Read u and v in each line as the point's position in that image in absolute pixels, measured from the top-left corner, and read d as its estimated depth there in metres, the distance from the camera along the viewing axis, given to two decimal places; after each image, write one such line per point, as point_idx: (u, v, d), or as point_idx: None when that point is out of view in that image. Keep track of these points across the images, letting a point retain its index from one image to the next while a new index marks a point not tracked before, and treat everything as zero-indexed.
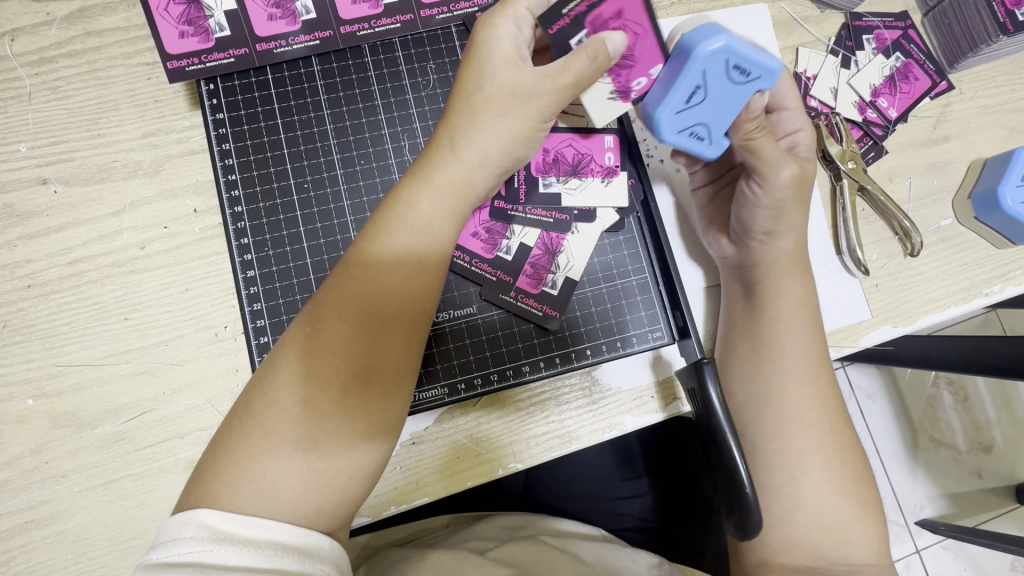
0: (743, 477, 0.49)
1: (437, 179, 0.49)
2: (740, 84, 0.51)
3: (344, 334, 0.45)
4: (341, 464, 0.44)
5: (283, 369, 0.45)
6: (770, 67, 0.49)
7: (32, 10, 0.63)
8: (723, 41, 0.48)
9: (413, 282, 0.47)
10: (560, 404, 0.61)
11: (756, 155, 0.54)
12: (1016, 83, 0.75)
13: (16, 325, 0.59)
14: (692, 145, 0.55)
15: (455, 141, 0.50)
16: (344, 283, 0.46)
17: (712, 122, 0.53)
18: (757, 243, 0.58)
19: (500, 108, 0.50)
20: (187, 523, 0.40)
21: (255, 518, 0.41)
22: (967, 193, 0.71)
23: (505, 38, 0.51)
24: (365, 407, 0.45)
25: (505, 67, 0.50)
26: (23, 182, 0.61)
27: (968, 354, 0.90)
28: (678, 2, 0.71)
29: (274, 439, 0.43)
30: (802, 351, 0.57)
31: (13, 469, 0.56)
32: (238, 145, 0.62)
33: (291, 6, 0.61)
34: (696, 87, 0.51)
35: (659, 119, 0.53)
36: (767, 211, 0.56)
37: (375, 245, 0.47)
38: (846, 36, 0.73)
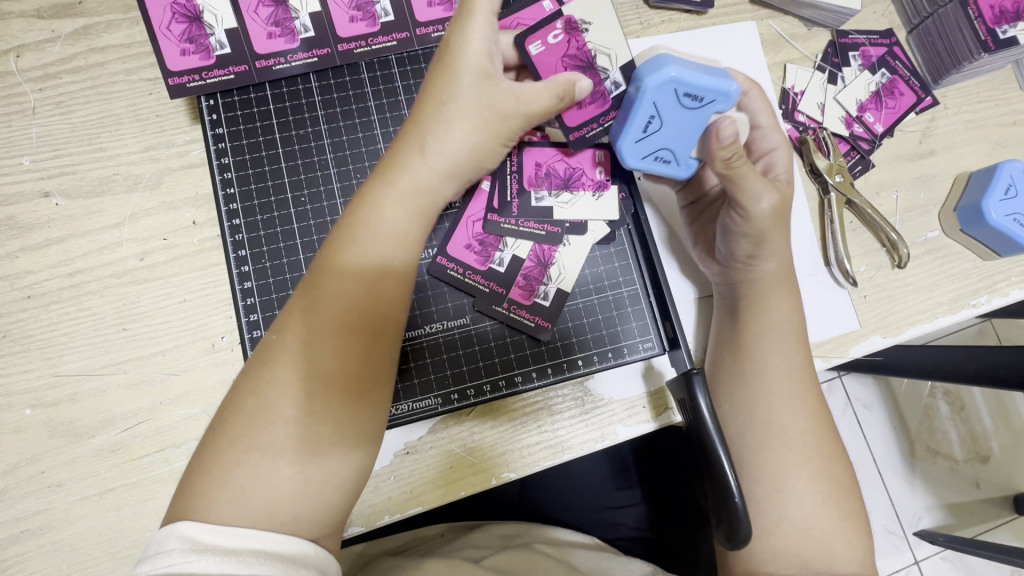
0: (732, 486, 0.50)
1: (402, 183, 0.50)
2: (691, 109, 0.55)
3: (314, 339, 0.46)
4: (314, 469, 0.44)
5: (256, 376, 0.45)
6: (720, 90, 0.53)
7: (38, 27, 0.65)
8: (667, 75, 0.53)
9: (379, 283, 0.49)
10: (552, 413, 0.62)
11: (736, 183, 0.54)
12: (1000, 98, 0.76)
13: (15, 334, 0.60)
14: (658, 168, 0.59)
15: (422, 145, 0.51)
16: (312, 287, 0.47)
17: (675, 146, 0.58)
18: (740, 265, 0.59)
19: (468, 119, 0.51)
20: (169, 536, 0.41)
21: (232, 527, 0.41)
22: (952, 206, 0.72)
23: (470, 46, 0.51)
24: (334, 407, 0.45)
25: (474, 78, 0.51)
26: (25, 195, 0.62)
27: (960, 365, 0.91)
28: (669, 20, 0.73)
29: (249, 445, 0.44)
30: (788, 362, 0.58)
31: (9, 478, 0.57)
32: (236, 159, 0.63)
33: (290, 24, 0.63)
34: (651, 117, 0.56)
35: (621, 149, 0.58)
36: (748, 239, 0.57)
37: (345, 250, 0.48)
38: (833, 53, 0.75)
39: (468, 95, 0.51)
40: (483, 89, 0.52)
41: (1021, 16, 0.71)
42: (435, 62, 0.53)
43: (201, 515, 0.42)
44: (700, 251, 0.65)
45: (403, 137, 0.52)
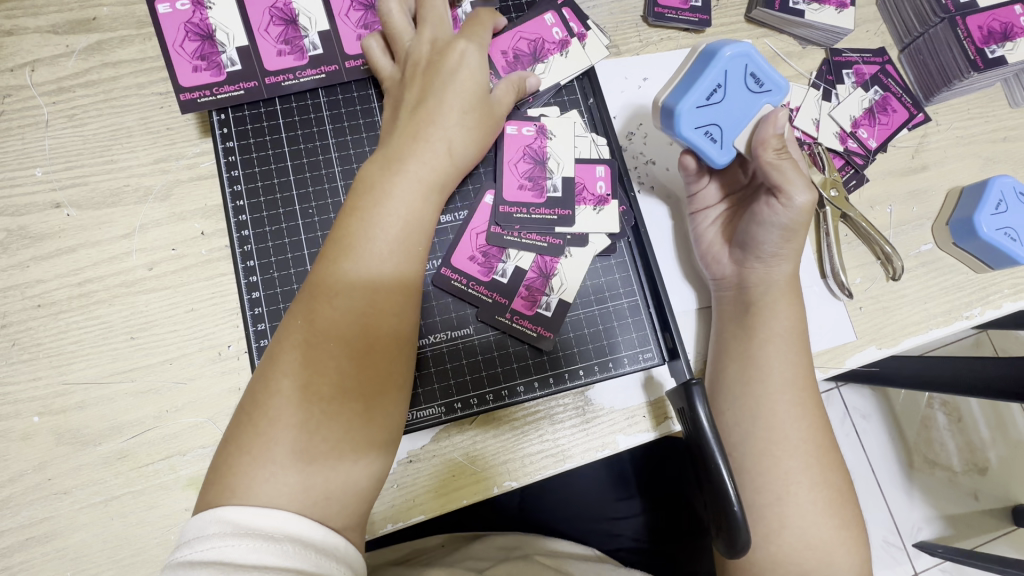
0: (732, 496, 0.51)
1: (410, 167, 0.56)
2: (752, 92, 0.59)
3: (335, 315, 0.49)
4: (336, 470, 0.45)
5: (280, 360, 0.48)
6: (778, 83, 0.59)
7: (53, 43, 0.67)
8: (742, 52, 0.58)
9: (382, 288, 0.51)
10: (553, 422, 0.63)
11: (780, 169, 0.57)
12: (990, 115, 0.78)
13: (25, 343, 0.61)
14: (705, 143, 0.60)
15: (423, 137, 0.57)
16: (317, 303, 0.49)
17: (724, 126, 0.59)
18: (762, 262, 0.61)
19: (470, 122, 0.60)
20: (209, 521, 0.41)
21: (273, 512, 0.42)
22: (945, 220, 0.73)
23: (462, 64, 0.60)
24: (359, 375, 0.48)
25: (471, 89, 0.60)
26: (37, 206, 0.63)
27: (957, 376, 0.92)
28: (668, 38, 0.76)
29: (277, 425, 0.45)
30: (787, 372, 0.59)
31: (16, 485, 0.57)
32: (246, 172, 0.65)
33: (300, 42, 0.64)
34: (716, 87, 0.58)
35: (681, 110, 0.58)
36: (781, 230, 0.58)
37: (360, 230, 0.52)
38: (827, 71, 0.77)
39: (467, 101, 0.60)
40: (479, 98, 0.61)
41: (1009, 37, 0.73)
42: (425, 70, 0.60)
43: (239, 501, 0.42)
44: (718, 244, 0.65)
45: (404, 134, 0.58)
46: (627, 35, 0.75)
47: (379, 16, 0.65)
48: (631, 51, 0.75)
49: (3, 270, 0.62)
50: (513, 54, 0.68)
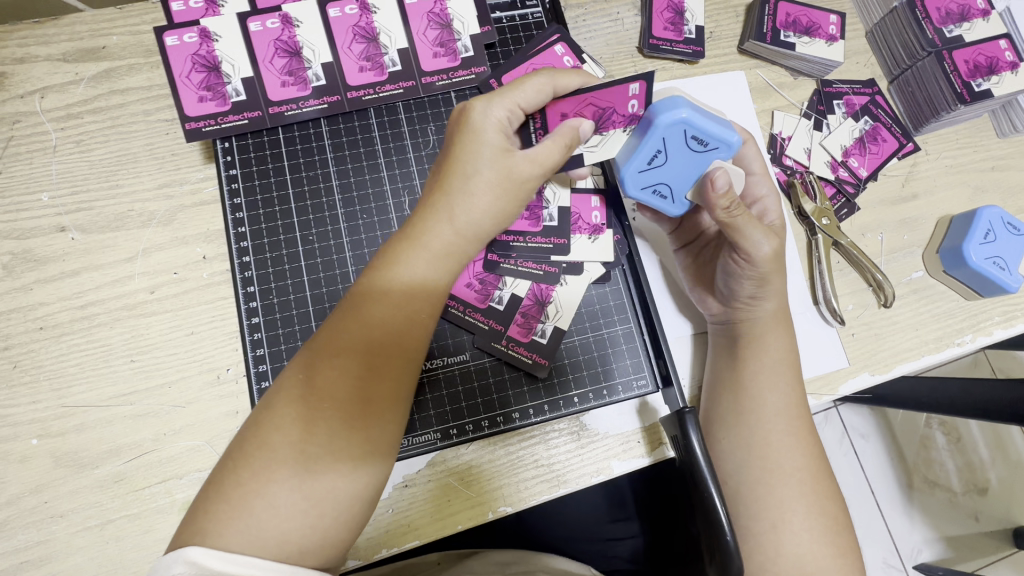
0: (724, 525, 0.51)
1: (430, 242, 0.52)
2: (696, 153, 0.56)
3: (338, 383, 0.47)
4: (329, 503, 0.45)
5: (278, 413, 0.46)
6: (725, 141, 0.55)
7: (62, 71, 0.69)
8: (679, 115, 0.54)
9: (399, 332, 0.49)
10: (548, 448, 0.63)
11: (735, 229, 0.55)
12: (979, 145, 0.80)
13: (26, 365, 0.61)
14: (655, 201, 0.61)
15: (449, 210, 0.52)
16: (335, 332, 0.48)
17: (674, 183, 0.59)
18: (739, 305, 0.62)
19: (490, 189, 0.53)
20: (176, 561, 0.40)
21: (238, 555, 0.41)
22: (935, 248, 0.75)
23: (495, 122, 0.54)
24: (354, 451, 0.46)
25: (496, 153, 0.53)
26: (42, 230, 0.65)
27: (953, 401, 0.92)
28: (662, 69, 0.78)
29: (267, 477, 0.44)
30: (779, 401, 0.60)
31: (13, 508, 0.58)
32: (249, 199, 0.66)
33: (303, 73, 0.66)
34: (658, 151, 0.56)
35: (625, 176, 0.59)
36: (751, 281, 0.59)
37: (375, 303, 0.49)
38: (818, 101, 0.79)
39: (490, 166, 0.53)
40: (504, 161, 0.53)
41: (996, 70, 0.75)
42: (456, 124, 0.55)
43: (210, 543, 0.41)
44: (696, 289, 0.67)
45: (429, 200, 0.53)
46: (622, 65, 0.77)
47: (380, 48, 0.67)
48: None
49: (7, 293, 0.63)
50: None
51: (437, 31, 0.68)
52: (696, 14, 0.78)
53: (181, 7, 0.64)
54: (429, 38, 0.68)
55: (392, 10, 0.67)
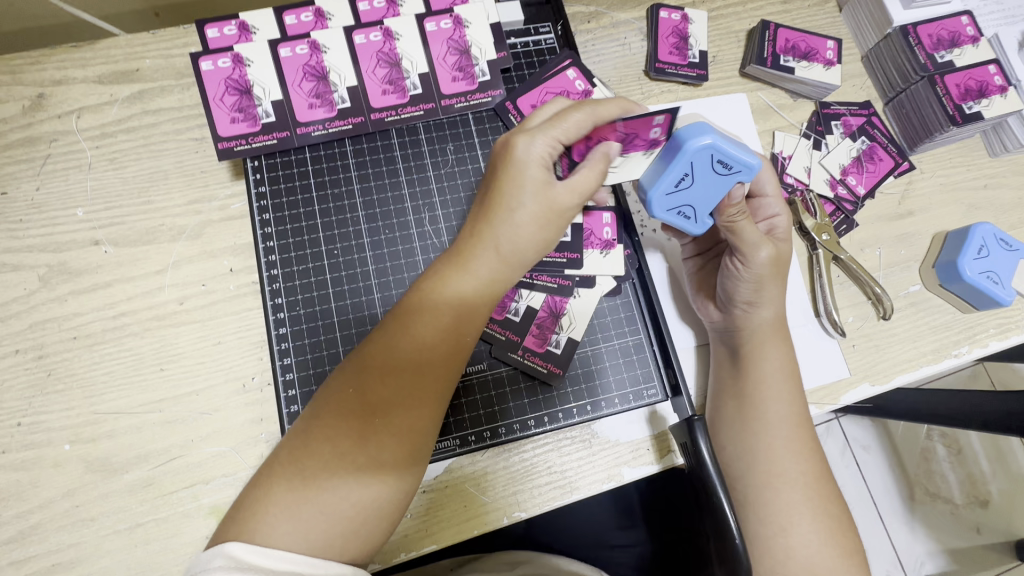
0: (734, 529, 0.53)
1: (474, 269, 0.54)
2: (721, 175, 0.59)
3: (387, 401, 0.49)
4: (370, 511, 0.47)
5: (330, 426, 0.48)
6: (746, 164, 0.58)
7: (98, 92, 0.72)
8: (706, 141, 0.57)
9: (446, 353, 0.52)
10: (561, 455, 0.65)
11: (737, 233, 0.61)
12: (971, 164, 0.84)
13: (60, 373, 0.64)
14: (680, 222, 0.64)
15: (494, 239, 0.55)
16: (386, 353, 0.51)
17: (698, 205, 0.62)
18: (739, 311, 0.65)
19: (532, 221, 0.55)
20: (215, 555, 0.43)
21: (275, 549, 0.43)
22: (931, 263, 0.78)
23: (542, 155, 0.55)
24: (397, 464, 0.49)
25: (540, 183, 0.55)
26: (77, 243, 0.67)
27: (953, 411, 0.94)
28: (667, 91, 0.81)
29: (318, 486, 0.46)
30: (783, 409, 0.62)
31: (46, 512, 0.60)
32: (276, 215, 0.69)
33: (330, 96, 0.69)
34: (684, 175, 0.59)
35: (652, 199, 0.62)
36: (749, 284, 0.63)
37: (421, 326, 0.52)
38: (817, 122, 0.83)
39: (533, 199, 0.55)
40: (546, 193, 0.55)
41: (986, 93, 0.79)
42: (502, 155, 0.57)
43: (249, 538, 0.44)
44: (700, 295, 0.70)
45: (475, 227, 0.56)
46: (629, 88, 0.81)
47: (403, 73, 0.71)
48: (635, 103, 0.80)
49: (42, 304, 0.65)
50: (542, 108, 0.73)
51: (456, 56, 0.71)
52: (700, 39, 0.82)
53: (216, 34, 0.68)
54: (448, 63, 0.71)
55: (414, 37, 0.71)
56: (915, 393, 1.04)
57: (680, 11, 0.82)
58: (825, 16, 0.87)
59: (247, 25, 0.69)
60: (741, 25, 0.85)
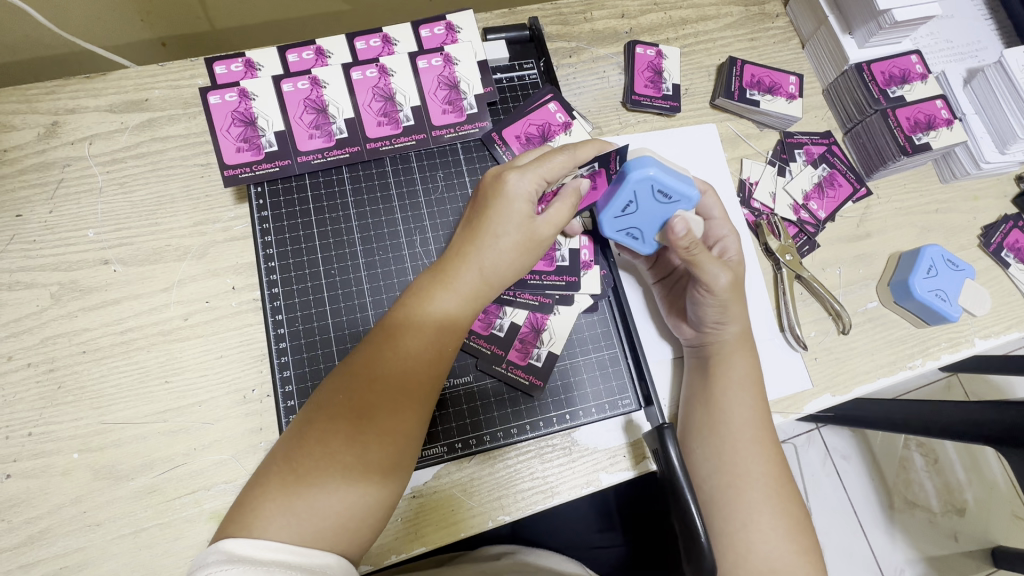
0: (699, 526, 0.58)
1: (462, 289, 0.60)
2: (662, 204, 0.66)
3: (375, 405, 0.54)
4: (355, 507, 0.51)
5: (321, 424, 0.53)
6: (686, 195, 0.65)
7: (109, 120, 0.77)
8: (648, 173, 0.64)
9: (430, 365, 0.57)
10: (543, 461, 0.70)
11: (697, 265, 0.65)
12: (924, 190, 0.90)
13: (70, 385, 0.67)
14: (629, 241, 0.72)
15: (479, 262, 0.61)
16: (377, 362, 0.56)
17: (644, 227, 0.70)
18: (709, 328, 0.70)
19: (512, 246, 0.61)
20: (212, 552, 0.46)
21: (266, 542, 0.47)
22: (887, 281, 0.84)
23: (524, 190, 0.62)
24: (383, 462, 0.53)
25: (519, 211, 0.62)
26: (88, 263, 0.72)
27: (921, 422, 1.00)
28: (643, 121, 0.88)
29: (310, 482, 0.50)
30: (748, 415, 0.67)
31: (54, 517, 0.63)
32: (278, 237, 0.74)
33: (329, 127, 0.75)
34: (630, 202, 0.67)
35: (603, 221, 0.70)
36: (714, 308, 0.68)
37: (411, 339, 0.57)
38: (781, 150, 0.89)
39: (514, 227, 0.61)
40: (527, 223, 0.62)
41: (933, 126, 0.86)
42: (491, 187, 0.63)
43: (245, 536, 0.47)
44: (672, 315, 0.76)
45: (462, 250, 0.61)
46: (608, 117, 0.87)
47: (396, 106, 0.76)
48: (613, 132, 0.87)
49: (54, 320, 0.69)
50: (525, 138, 0.79)
51: (446, 91, 0.77)
52: (673, 73, 0.89)
53: (223, 70, 0.74)
54: (438, 97, 0.77)
55: (407, 73, 0.77)
56: (892, 404, 1.10)
57: (655, 47, 0.89)
58: (789, 53, 0.94)
59: (253, 61, 0.75)
60: (711, 60, 0.92)
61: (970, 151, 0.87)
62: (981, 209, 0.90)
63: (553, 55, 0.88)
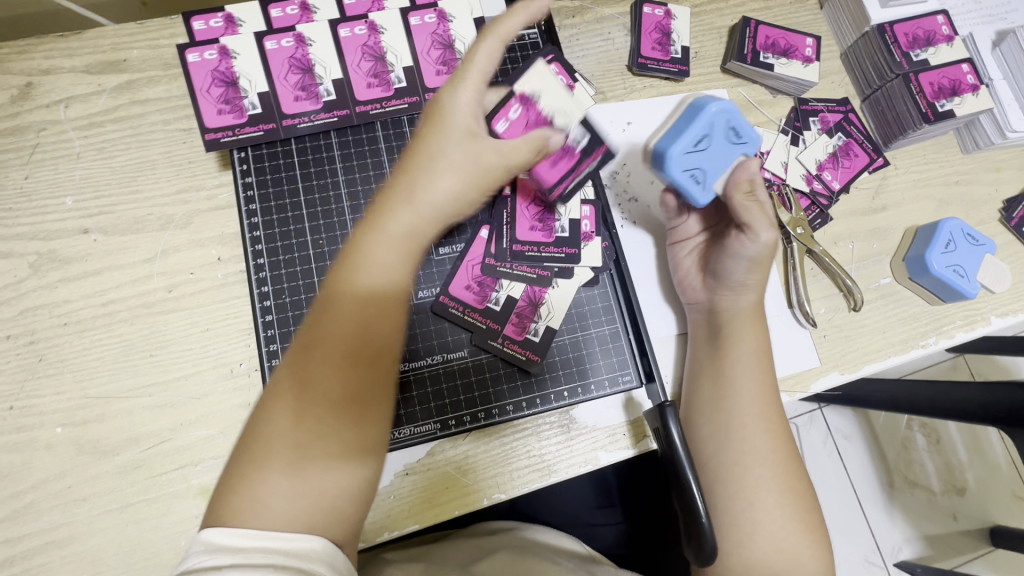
0: (700, 507, 0.56)
1: (393, 226, 0.57)
2: (734, 143, 0.66)
3: (328, 361, 0.52)
4: (337, 469, 0.49)
5: (275, 398, 0.51)
6: (752, 138, 0.66)
7: (85, 81, 0.73)
8: (726, 108, 0.64)
9: (381, 306, 0.55)
10: (540, 439, 0.68)
11: (749, 208, 0.65)
12: (945, 161, 0.86)
13: (51, 358, 0.65)
14: (689, 186, 0.66)
15: (418, 199, 0.58)
16: (324, 317, 0.53)
17: (707, 171, 0.66)
18: (728, 292, 0.69)
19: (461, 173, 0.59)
20: (194, 542, 0.45)
21: (244, 529, 0.45)
22: (901, 256, 0.80)
23: (463, 111, 0.60)
24: (350, 413, 0.51)
25: (462, 137, 0.59)
26: (67, 232, 0.69)
27: (936, 401, 0.97)
28: (650, 86, 0.83)
29: (274, 453, 0.48)
30: (754, 392, 0.65)
31: (38, 492, 0.62)
32: (263, 205, 0.71)
33: (316, 88, 0.71)
34: (703, 137, 0.65)
35: (672, 153, 0.65)
36: (749, 261, 0.67)
37: (357, 282, 0.55)
38: (795, 118, 0.85)
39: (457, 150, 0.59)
40: (472, 145, 0.59)
41: (958, 92, 0.81)
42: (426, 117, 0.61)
43: (224, 524, 0.46)
44: (688, 275, 0.73)
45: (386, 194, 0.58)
46: (613, 82, 0.82)
47: (387, 66, 0.72)
48: (618, 97, 0.82)
49: (33, 290, 0.67)
50: None
51: (440, 50, 0.73)
52: (682, 35, 0.83)
53: (201, 26, 0.70)
54: (432, 56, 0.73)
55: (398, 31, 0.72)
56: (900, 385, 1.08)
57: (664, 6, 0.84)
58: (806, 13, 0.89)
59: (234, 17, 0.70)
60: (723, 21, 0.86)
61: (994, 119, 0.82)
62: (1003, 181, 0.86)
63: (555, 16, 0.83)
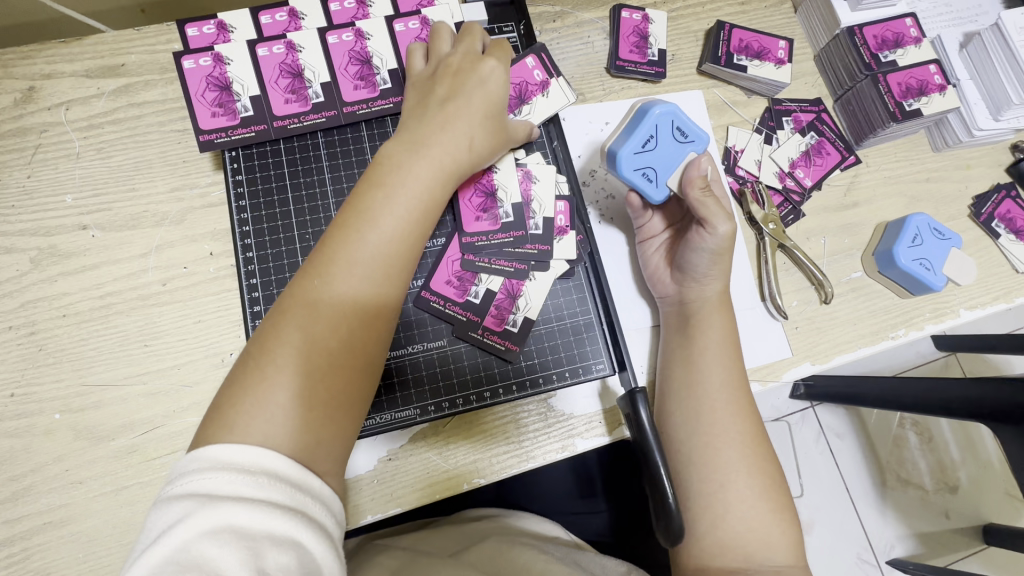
0: (666, 486, 0.59)
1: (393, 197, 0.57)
2: (679, 142, 0.69)
3: (320, 325, 0.51)
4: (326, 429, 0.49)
5: (264, 358, 0.49)
6: (701, 136, 0.70)
7: (85, 85, 0.76)
8: (670, 109, 0.69)
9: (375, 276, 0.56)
10: (519, 426, 0.71)
11: (704, 203, 0.66)
12: (915, 159, 0.89)
13: (50, 348, 0.68)
14: (642, 184, 0.70)
15: (416, 167, 0.59)
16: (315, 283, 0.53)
17: (659, 169, 0.70)
18: (694, 283, 0.71)
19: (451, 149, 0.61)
20: (169, 487, 0.43)
21: (218, 474, 0.43)
22: (872, 250, 0.83)
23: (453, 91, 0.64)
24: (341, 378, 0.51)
25: (451, 116, 0.63)
26: (67, 228, 0.72)
27: (915, 394, 0.99)
28: (628, 87, 0.86)
29: (266, 409, 0.47)
30: (722, 379, 0.67)
31: (37, 475, 0.65)
32: (252, 202, 0.74)
33: (305, 91, 0.74)
34: (650, 137, 0.69)
35: (621, 155, 0.70)
36: (709, 254, 0.68)
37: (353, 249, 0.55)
38: (769, 118, 0.87)
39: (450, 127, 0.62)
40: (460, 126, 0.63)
41: (926, 91, 0.83)
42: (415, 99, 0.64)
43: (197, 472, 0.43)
44: (653, 271, 0.76)
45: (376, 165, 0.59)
46: (592, 84, 0.86)
47: (373, 69, 0.75)
48: (596, 99, 0.85)
49: (34, 284, 0.70)
50: None
51: None
52: (659, 39, 0.87)
53: (196, 33, 0.73)
54: None
55: (383, 36, 0.76)
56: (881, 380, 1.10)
57: (641, 11, 0.87)
58: (780, 17, 0.92)
59: (226, 24, 0.74)
60: (699, 25, 0.89)
61: (962, 118, 0.85)
62: (973, 178, 0.89)
63: (536, 20, 0.86)
